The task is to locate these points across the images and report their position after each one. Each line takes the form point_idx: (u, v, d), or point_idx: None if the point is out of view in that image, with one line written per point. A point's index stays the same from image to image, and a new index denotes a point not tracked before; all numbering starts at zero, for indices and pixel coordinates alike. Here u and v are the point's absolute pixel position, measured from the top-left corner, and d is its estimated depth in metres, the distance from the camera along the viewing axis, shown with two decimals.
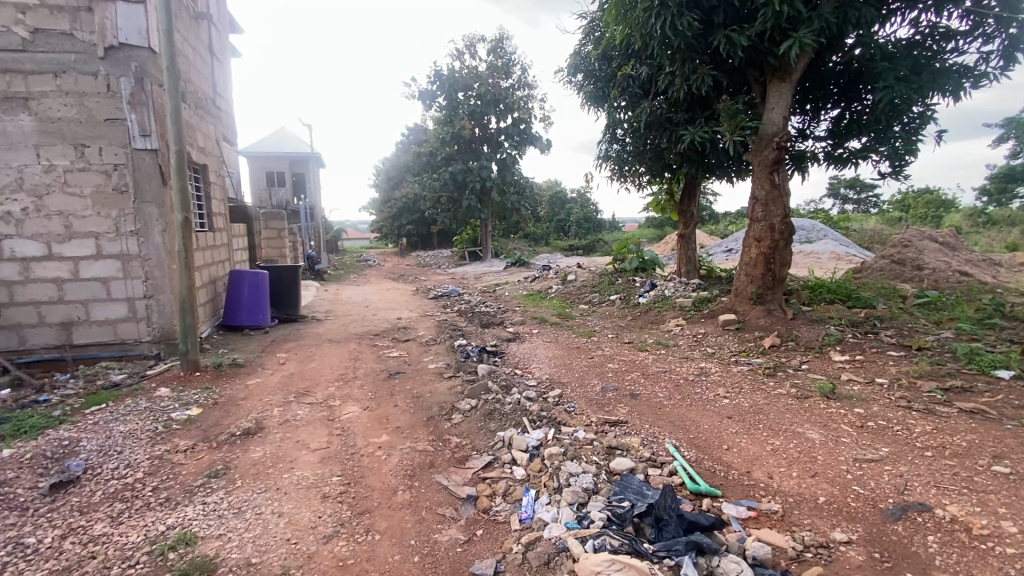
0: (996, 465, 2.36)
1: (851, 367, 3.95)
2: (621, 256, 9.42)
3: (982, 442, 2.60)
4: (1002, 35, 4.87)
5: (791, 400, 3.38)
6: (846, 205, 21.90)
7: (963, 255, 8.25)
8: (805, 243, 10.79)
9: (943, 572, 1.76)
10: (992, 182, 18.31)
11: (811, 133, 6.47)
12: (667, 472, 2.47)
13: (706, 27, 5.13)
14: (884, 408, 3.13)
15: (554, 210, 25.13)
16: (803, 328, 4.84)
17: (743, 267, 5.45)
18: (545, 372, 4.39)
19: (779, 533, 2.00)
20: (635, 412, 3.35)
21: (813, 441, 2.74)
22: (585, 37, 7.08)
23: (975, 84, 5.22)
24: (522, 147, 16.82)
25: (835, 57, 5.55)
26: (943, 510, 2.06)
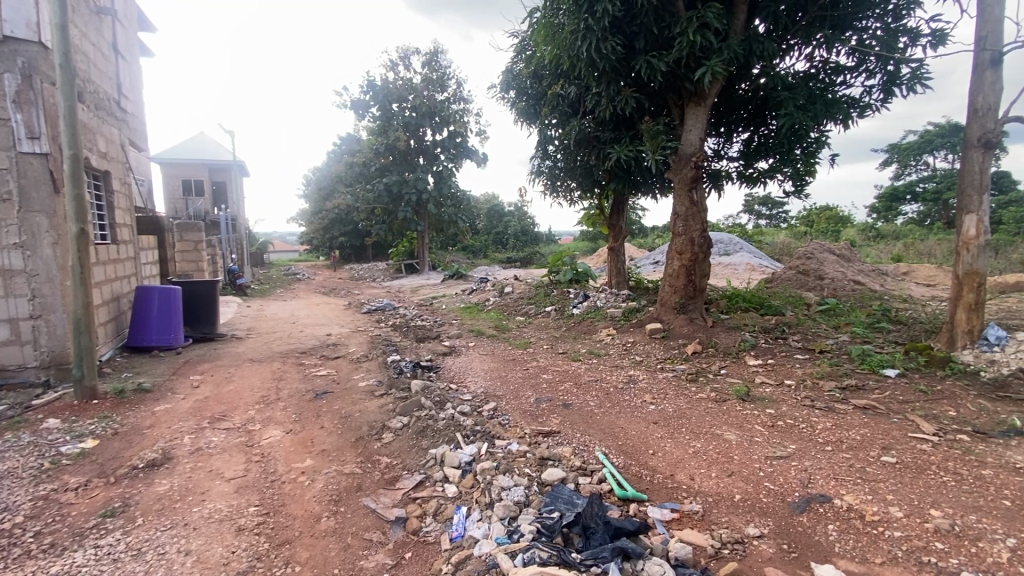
0: (885, 455, 2.62)
1: (763, 370, 4.26)
2: (555, 268, 9.61)
3: (873, 435, 2.88)
4: (881, 71, 5.52)
5: (711, 403, 3.58)
6: (760, 220, 23.72)
7: (857, 266, 9.18)
8: (724, 255, 11.56)
9: (842, 558, 1.91)
10: (880, 201, 20.54)
11: (725, 154, 6.95)
12: (597, 480, 2.53)
13: (629, 51, 5.41)
14: (792, 408, 3.39)
15: (492, 223, 25.25)
16: (721, 335, 5.17)
17: (667, 278, 5.74)
18: (480, 386, 4.35)
19: (700, 532, 2.10)
20: (568, 422, 3.41)
21: (730, 441, 2.92)
22: (517, 55, 7.25)
23: (861, 114, 5.90)
24: (458, 159, 16.82)
25: (744, 84, 6.04)
26: (841, 500, 2.24)
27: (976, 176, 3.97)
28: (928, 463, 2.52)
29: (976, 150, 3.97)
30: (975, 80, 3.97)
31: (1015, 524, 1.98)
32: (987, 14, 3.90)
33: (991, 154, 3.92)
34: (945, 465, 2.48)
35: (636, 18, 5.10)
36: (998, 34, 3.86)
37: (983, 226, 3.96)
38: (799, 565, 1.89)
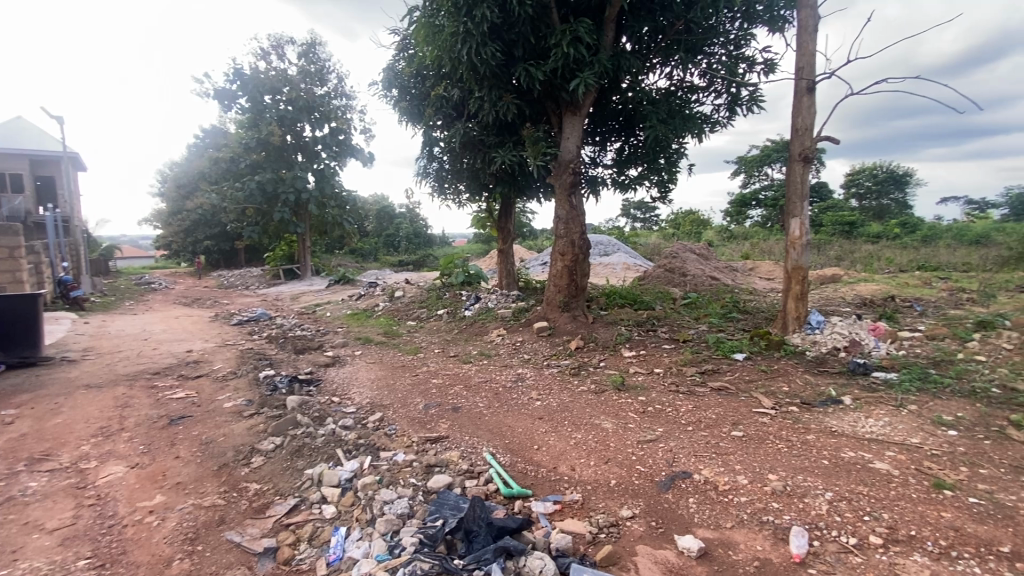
0: (734, 430, 2.97)
1: (637, 360, 4.62)
2: (446, 271, 9.53)
3: (726, 413, 3.25)
4: (727, 92, 6.29)
5: (591, 395, 3.80)
6: (636, 223, 25.79)
7: (713, 263, 10.37)
8: (603, 255, 12.35)
9: (700, 526, 2.12)
10: (732, 206, 23.39)
11: (601, 161, 7.42)
12: (483, 481, 2.54)
13: (508, 58, 5.55)
14: (661, 393, 3.72)
15: (381, 225, 24.37)
16: (601, 330, 5.51)
17: (551, 278, 5.98)
18: (365, 396, 4.15)
19: (579, 521, 2.20)
20: (456, 425, 3.39)
21: (607, 429, 3.11)
22: (398, 54, 7.07)
23: (712, 129, 6.67)
24: (342, 158, 15.96)
25: (615, 96, 6.51)
26: (699, 474, 2.49)
27: (799, 186, 4.68)
28: (767, 433, 2.90)
29: (799, 164, 4.68)
30: (796, 103, 4.68)
31: (830, 478, 2.34)
32: (803, 48, 4.62)
33: (809, 167, 4.65)
34: (780, 434, 2.87)
35: (515, 26, 5.23)
36: (811, 66, 4.59)
37: (805, 228, 4.68)
38: (666, 539, 2.06)
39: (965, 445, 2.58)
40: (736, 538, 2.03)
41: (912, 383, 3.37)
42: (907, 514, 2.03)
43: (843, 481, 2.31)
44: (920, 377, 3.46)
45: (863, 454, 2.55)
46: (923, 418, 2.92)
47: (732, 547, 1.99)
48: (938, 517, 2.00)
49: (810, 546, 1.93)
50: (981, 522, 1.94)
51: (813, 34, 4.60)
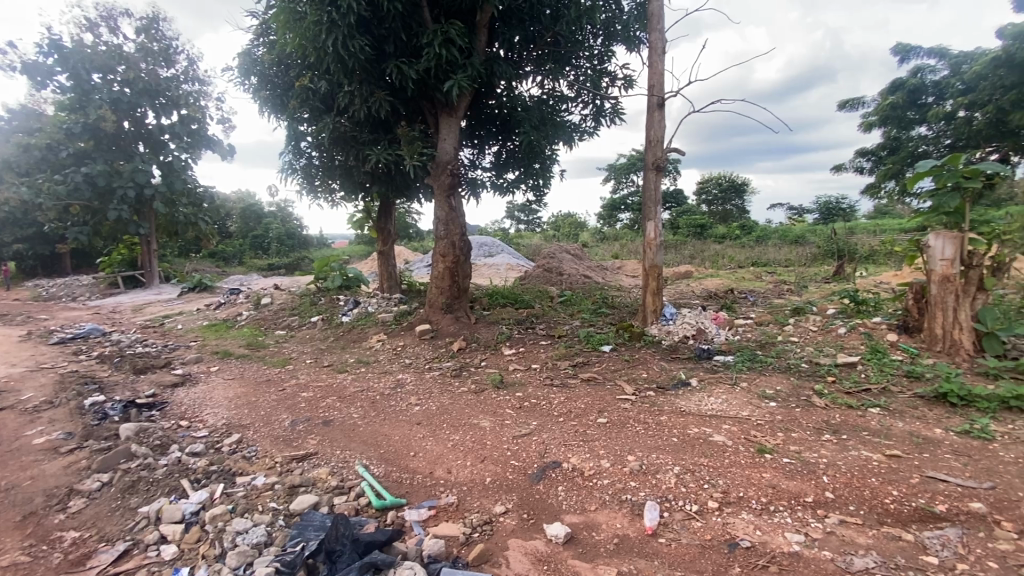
0: (600, 417, 3.19)
1: (516, 357, 4.75)
2: (322, 273, 8.85)
3: (593, 402, 3.47)
4: (593, 103, 6.74)
5: (470, 395, 3.82)
6: (519, 225, 26.58)
7: (587, 263, 11.07)
8: (487, 256, 12.52)
9: (567, 512, 2.24)
10: (605, 209, 25.14)
11: (480, 163, 7.51)
12: (353, 496, 2.43)
13: (379, 54, 5.37)
14: (537, 388, 3.87)
15: (247, 225, 22.14)
16: (482, 330, 5.58)
17: (432, 280, 5.91)
18: (221, 417, 3.72)
19: (454, 524, 2.20)
20: (327, 440, 3.19)
21: (484, 428, 3.15)
22: (257, 39, 6.48)
23: (581, 137, 7.09)
24: (195, 150, 14.19)
25: (490, 100, 6.62)
26: (568, 462, 2.63)
27: (654, 192, 5.17)
28: (628, 417, 3.15)
29: (653, 172, 5.17)
30: (649, 117, 5.16)
31: (678, 453, 2.61)
32: (653, 68, 5.11)
33: (661, 175, 5.17)
34: (638, 417, 3.14)
35: (385, 22, 5.08)
36: (660, 84, 5.10)
37: (659, 230, 5.18)
38: (536, 530, 2.14)
39: (781, 413, 3.05)
40: (599, 519, 2.18)
41: (744, 364, 3.91)
42: (737, 477, 2.33)
43: (688, 454, 2.59)
44: (750, 358, 4.02)
45: (705, 429, 2.88)
46: (752, 393, 3.40)
47: (596, 528, 2.12)
48: (760, 477, 2.32)
49: (660, 517, 2.13)
50: (791, 477, 2.30)
51: (661, 56, 5.12)
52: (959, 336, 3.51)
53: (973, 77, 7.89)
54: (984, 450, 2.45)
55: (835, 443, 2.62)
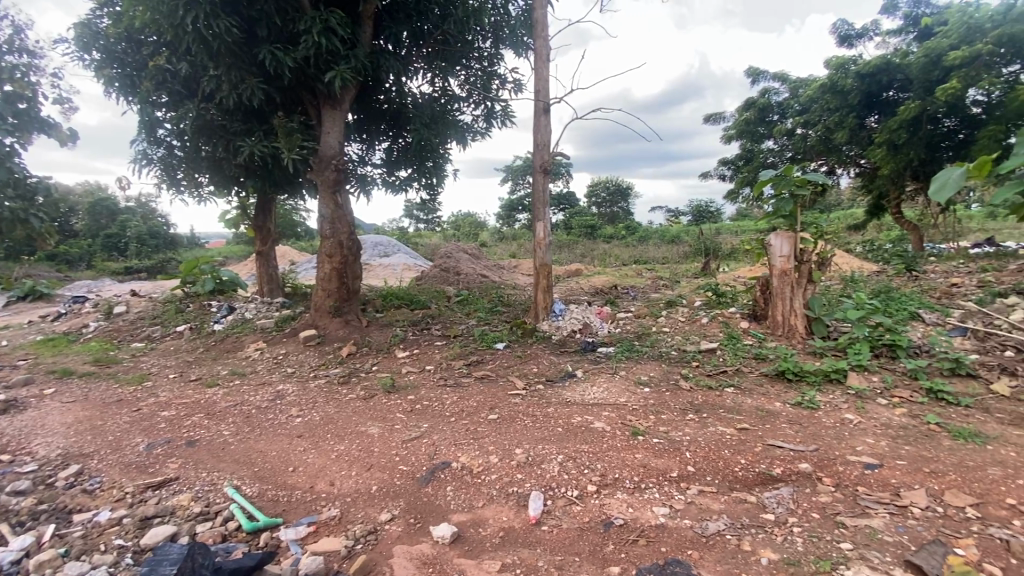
0: (491, 414, 3.23)
1: (409, 360, 4.64)
2: (190, 278, 7.77)
3: (484, 400, 3.51)
4: (484, 104, 6.80)
5: (359, 402, 3.66)
6: (418, 224, 26.06)
7: (484, 262, 11.17)
8: (382, 256, 12.10)
9: (454, 512, 2.24)
10: (503, 210, 25.55)
11: (369, 160, 7.23)
12: (220, 522, 2.21)
13: (250, 37, 4.94)
14: (429, 390, 3.81)
15: (97, 223, 19.16)
16: (374, 333, 5.38)
17: (318, 283, 5.58)
18: (55, 448, 3.17)
19: (335, 538, 2.09)
20: (191, 462, 2.87)
21: (372, 435, 3.04)
22: (98, 8, 5.63)
23: (474, 137, 7.13)
24: (23, 134, 11.96)
25: (378, 96, 6.40)
26: (457, 462, 2.62)
27: (542, 194, 5.35)
28: (517, 412, 3.23)
29: (540, 175, 5.35)
30: (537, 121, 5.33)
31: (562, 442, 2.72)
32: (538, 73, 5.29)
33: (548, 178, 5.37)
34: (527, 411, 3.23)
35: (255, 3, 4.68)
36: (546, 89, 5.29)
37: (548, 230, 5.39)
38: (423, 533, 2.11)
39: (654, 398, 3.32)
40: (486, 514, 2.20)
41: (624, 354, 4.20)
42: (614, 460, 2.49)
43: (571, 442, 2.71)
44: (629, 348, 4.34)
45: (587, 417, 3.05)
46: (630, 380, 3.67)
47: (482, 523, 2.15)
48: (634, 458, 2.50)
49: (544, 506, 2.21)
50: (659, 456, 2.51)
51: (545, 62, 5.31)
52: (794, 322, 4.09)
53: (807, 100, 9.21)
54: (811, 418, 2.87)
55: (697, 421, 2.91)
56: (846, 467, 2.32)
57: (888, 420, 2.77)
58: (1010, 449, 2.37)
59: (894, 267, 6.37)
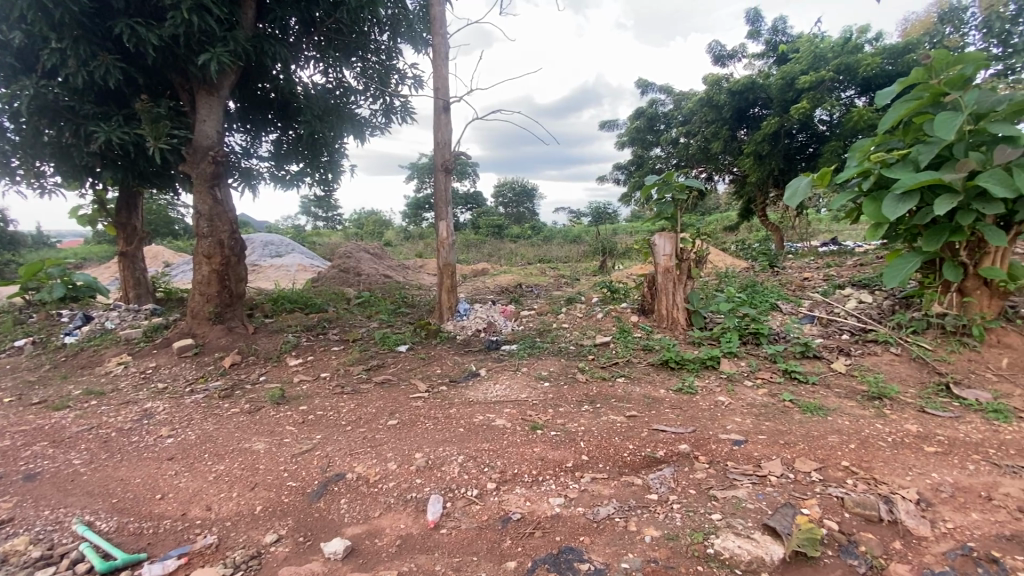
0: (391, 419, 3.13)
1: (302, 368, 4.35)
2: (32, 284, 6.75)
3: (384, 405, 3.39)
4: (382, 98, 6.58)
5: (243, 416, 3.36)
6: (317, 222, 24.59)
7: (387, 262, 10.82)
8: (273, 256, 11.24)
9: (348, 526, 2.13)
10: (409, 208, 24.96)
11: (255, 152, 6.69)
12: (66, 566, 1.91)
13: (103, 8, 4.34)
14: (323, 399, 3.61)
15: None
16: (262, 340, 4.98)
17: (196, 286, 5.05)
18: None
19: (210, 568, 1.90)
20: (29, 500, 2.45)
21: (258, 451, 2.81)
22: None
23: (372, 132, 6.89)
24: None
25: (263, 83, 5.94)
26: (352, 473, 2.50)
27: (443, 192, 5.30)
28: (417, 416, 3.15)
29: (442, 173, 5.29)
30: (437, 120, 5.27)
31: (463, 442, 2.71)
32: (437, 71, 5.23)
33: (450, 176, 5.33)
34: (428, 413, 3.18)
35: None
36: (445, 87, 5.25)
37: (450, 229, 5.34)
38: (312, 552, 1.99)
39: (553, 392, 3.44)
40: (382, 524, 2.13)
41: (526, 351, 4.30)
42: (513, 456, 2.53)
43: (471, 442, 2.71)
44: (531, 345, 4.44)
45: (489, 415, 3.07)
46: (530, 376, 3.76)
47: (378, 534, 2.07)
48: (532, 452, 2.57)
49: (443, 509, 2.18)
50: (556, 448, 2.60)
51: (444, 60, 5.26)
52: (677, 315, 4.45)
53: (688, 111, 10.08)
54: (691, 402, 3.14)
55: (591, 412, 3.05)
56: (718, 444, 2.57)
57: (752, 399, 3.12)
58: (845, 419, 2.77)
59: (761, 263, 7.20)
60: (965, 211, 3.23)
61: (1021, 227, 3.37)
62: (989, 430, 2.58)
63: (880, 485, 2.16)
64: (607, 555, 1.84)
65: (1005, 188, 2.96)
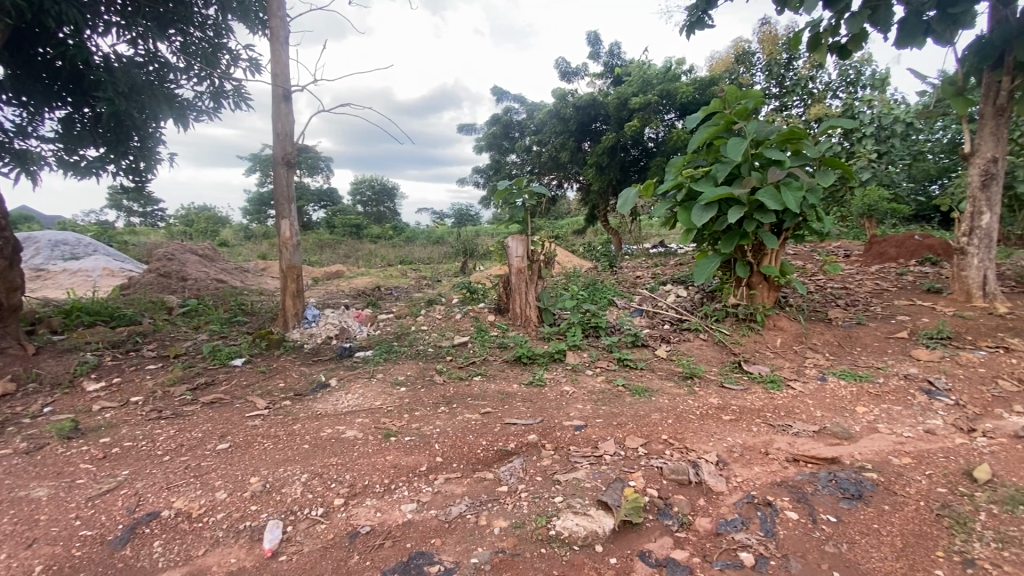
0: (221, 443, 2.78)
1: (105, 393, 3.65)
2: None
3: (214, 428, 3.00)
4: (208, 80, 5.83)
5: (16, 458, 2.71)
6: (131, 218, 20.80)
7: (221, 265, 9.61)
8: (65, 258, 9.23)
9: (164, 572, 1.85)
10: (250, 204, 22.44)
11: (34, 131, 5.42)
12: None
13: None
14: (134, 427, 3.07)
15: None
16: (49, 362, 4.07)
17: None
18: None
19: None
20: None
21: (39, 499, 2.29)
22: None
23: (197, 117, 6.07)
24: None
25: (44, 47, 4.84)
26: (170, 509, 2.18)
27: (285, 188, 4.87)
28: (254, 436, 2.85)
29: (283, 168, 4.86)
30: (276, 109, 4.83)
31: (307, 460, 2.52)
32: (276, 56, 4.79)
33: (293, 171, 4.92)
34: (267, 432, 2.89)
35: None
36: (285, 74, 4.83)
37: (294, 229, 4.94)
38: None
39: (408, 396, 3.38)
40: (209, 562, 1.89)
41: (381, 356, 4.16)
42: (364, 468, 2.43)
43: (318, 458, 2.54)
44: (387, 349, 4.31)
45: (338, 428, 2.91)
46: (385, 382, 3.65)
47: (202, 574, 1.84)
48: (384, 461, 2.49)
49: (283, 534, 2.01)
50: (409, 453, 2.56)
51: (284, 45, 4.84)
52: (529, 313, 4.69)
53: (540, 121, 10.70)
54: (540, 394, 3.34)
55: (447, 412, 3.08)
56: (562, 432, 2.77)
57: (592, 387, 3.43)
58: (665, 398, 3.20)
59: (603, 263, 7.94)
60: (750, 219, 3.93)
61: (788, 233, 4.20)
62: (767, 397, 3.19)
63: (690, 452, 2.54)
64: (457, 554, 1.87)
65: (775, 201, 3.67)
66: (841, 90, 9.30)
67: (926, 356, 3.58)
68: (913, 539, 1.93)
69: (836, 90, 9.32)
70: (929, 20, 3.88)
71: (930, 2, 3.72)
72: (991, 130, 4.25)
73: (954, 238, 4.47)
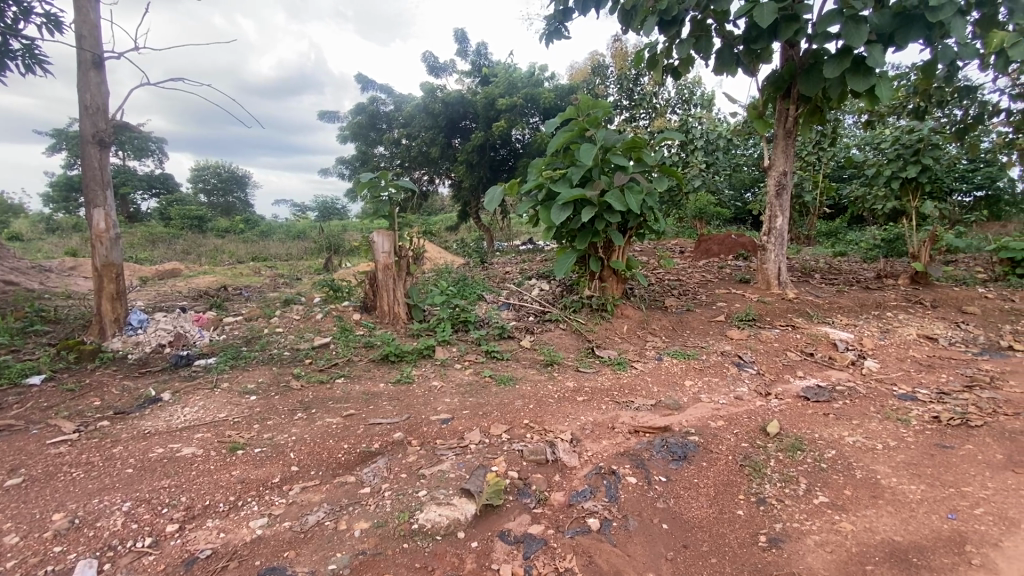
0: (11, 479, 2.29)
1: None
2: None
3: (1, 461, 2.46)
4: None
5: None
6: None
7: (10, 263, 7.79)
8: None
9: None
10: (53, 190, 18.53)
11: None
12: None
13: None
14: None
15: None
16: None
17: None
18: None
19: None
20: None
21: None
22: None
23: None
24: None
25: None
26: None
27: (97, 172, 4.13)
28: (59, 466, 2.40)
29: (94, 147, 4.11)
30: (83, 77, 4.07)
31: (131, 486, 2.20)
32: (83, 14, 4.04)
33: (108, 152, 4.20)
34: (78, 459, 2.46)
35: None
36: (95, 37, 4.10)
37: (111, 220, 4.23)
38: None
39: (260, 405, 3.11)
40: None
41: (228, 363, 3.76)
42: (204, 487, 2.20)
43: (145, 483, 2.22)
44: (234, 356, 3.90)
45: (173, 446, 2.58)
46: (233, 392, 3.31)
47: None
48: (228, 477, 2.27)
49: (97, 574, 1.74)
50: (259, 466, 2.37)
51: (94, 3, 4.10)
52: (397, 310, 4.61)
53: (407, 115, 10.47)
54: (407, 392, 3.31)
55: (305, 419, 2.90)
56: (428, 426, 2.79)
57: (460, 380, 3.50)
58: (528, 385, 3.39)
59: (474, 259, 8.07)
60: (600, 219, 4.32)
61: (632, 232, 4.68)
62: (615, 378, 3.56)
63: (548, 433, 2.73)
64: (314, 563, 1.79)
65: (619, 203, 4.07)
66: (678, 107, 10.60)
67: (737, 335, 4.28)
68: (722, 488, 2.31)
69: (674, 107, 10.59)
70: (738, 53, 4.61)
71: (738, 38, 4.42)
72: (782, 148, 5.20)
73: (758, 237, 5.39)
